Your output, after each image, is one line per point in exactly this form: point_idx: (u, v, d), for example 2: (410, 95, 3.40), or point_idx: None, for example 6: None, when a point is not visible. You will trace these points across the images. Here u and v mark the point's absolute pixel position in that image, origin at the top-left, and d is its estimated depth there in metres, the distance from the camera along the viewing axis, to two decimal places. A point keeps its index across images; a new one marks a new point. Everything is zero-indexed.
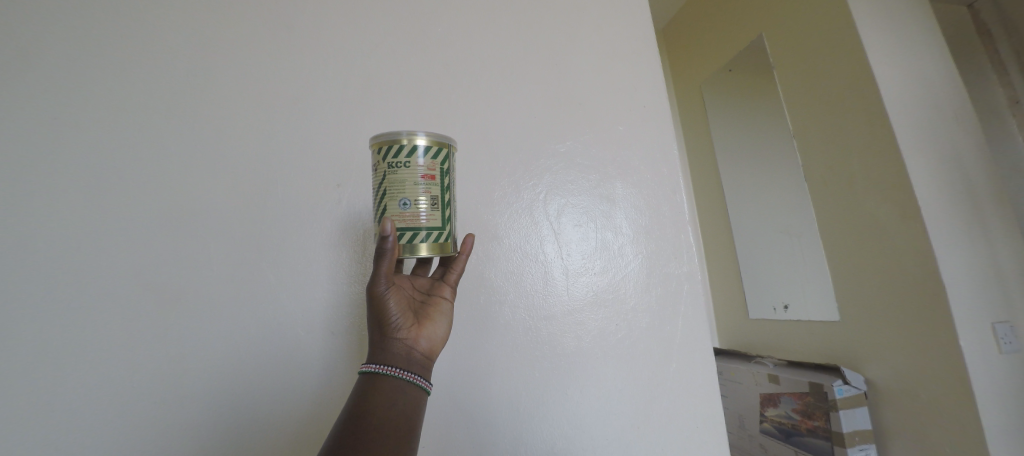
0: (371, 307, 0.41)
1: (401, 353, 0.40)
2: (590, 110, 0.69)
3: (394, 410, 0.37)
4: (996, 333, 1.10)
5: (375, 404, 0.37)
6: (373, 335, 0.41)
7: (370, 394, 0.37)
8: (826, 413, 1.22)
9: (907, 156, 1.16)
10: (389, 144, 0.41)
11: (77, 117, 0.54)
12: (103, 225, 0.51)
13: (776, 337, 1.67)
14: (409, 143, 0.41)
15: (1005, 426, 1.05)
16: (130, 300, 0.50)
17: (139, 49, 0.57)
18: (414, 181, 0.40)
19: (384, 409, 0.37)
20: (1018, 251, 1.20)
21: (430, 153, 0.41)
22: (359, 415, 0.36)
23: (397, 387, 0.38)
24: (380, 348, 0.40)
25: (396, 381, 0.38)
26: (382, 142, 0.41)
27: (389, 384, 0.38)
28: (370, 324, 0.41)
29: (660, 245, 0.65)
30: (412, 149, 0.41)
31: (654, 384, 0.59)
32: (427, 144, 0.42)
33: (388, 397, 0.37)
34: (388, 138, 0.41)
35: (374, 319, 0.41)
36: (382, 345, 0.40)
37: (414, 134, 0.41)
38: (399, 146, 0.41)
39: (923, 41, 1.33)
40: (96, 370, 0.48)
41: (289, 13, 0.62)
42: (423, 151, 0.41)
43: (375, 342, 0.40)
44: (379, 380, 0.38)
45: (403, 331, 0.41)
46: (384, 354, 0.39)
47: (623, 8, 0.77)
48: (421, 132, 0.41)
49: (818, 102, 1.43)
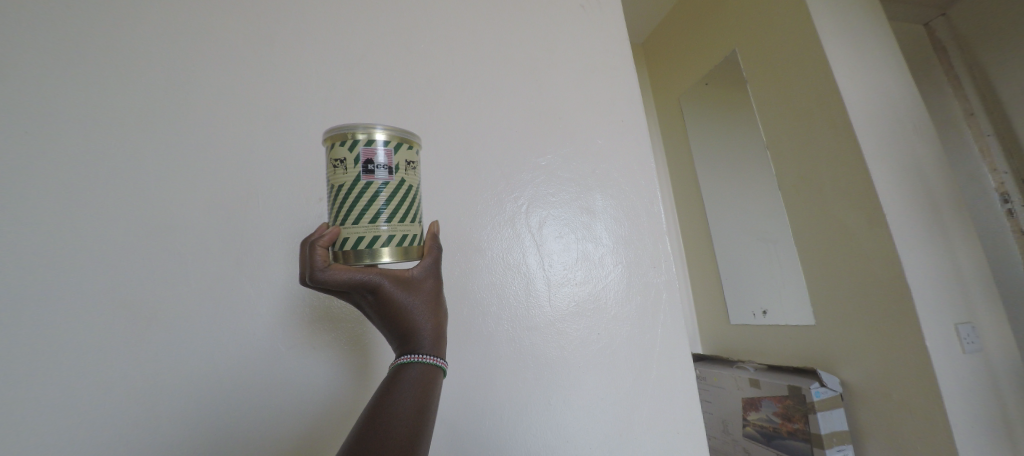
0: (423, 302, 0.39)
1: (434, 340, 0.39)
2: (570, 124, 0.71)
3: (422, 397, 0.35)
4: (960, 334, 1.16)
5: (403, 396, 0.35)
6: (411, 324, 0.38)
7: (404, 386, 0.36)
8: (806, 415, 1.25)
9: (871, 164, 1.22)
10: (346, 140, 0.39)
11: (48, 130, 0.53)
12: (74, 239, 0.50)
13: (756, 342, 1.71)
14: (366, 137, 0.39)
15: (970, 423, 1.10)
16: (102, 316, 0.49)
17: (116, 61, 0.57)
18: (416, 185, 0.42)
19: (413, 398, 0.35)
20: (976, 255, 1.27)
21: (393, 148, 0.40)
22: (386, 407, 0.34)
23: (423, 374, 0.37)
24: (415, 336, 0.38)
25: (420, 366, 0.37)
26: (340, 136, 0.39)
27: (418, 372, 0.36)
28: (418, 319, 0.38)
29: (639, 254, 0.67)
30: (373, 144, 0.39)
31: (635, 390, 0.61)
32: (387, 138, 0.40)
33: (415, 386, 0.36)
34: (343, 132, 0.39)
35: (422, 307, 0.39)
36: (416, 333, 0.38)
37: (373, 127, 0.39)
38: (361, 141, 0.39)
39: (883, 57, 1.41)
40: (67, 390, 0.46)
41: (272, 28, 0.63)
42: (384, 147, 0.39)
43: (429, 331, 0.38)
44: (424, 370, 0.37)
45: (438, 319, 0.40)
46: (423, 341, 0.38)
47: (603, 24, 0.80)
48: (379, 126, 0.40)
49: (789, 114, 1.49)
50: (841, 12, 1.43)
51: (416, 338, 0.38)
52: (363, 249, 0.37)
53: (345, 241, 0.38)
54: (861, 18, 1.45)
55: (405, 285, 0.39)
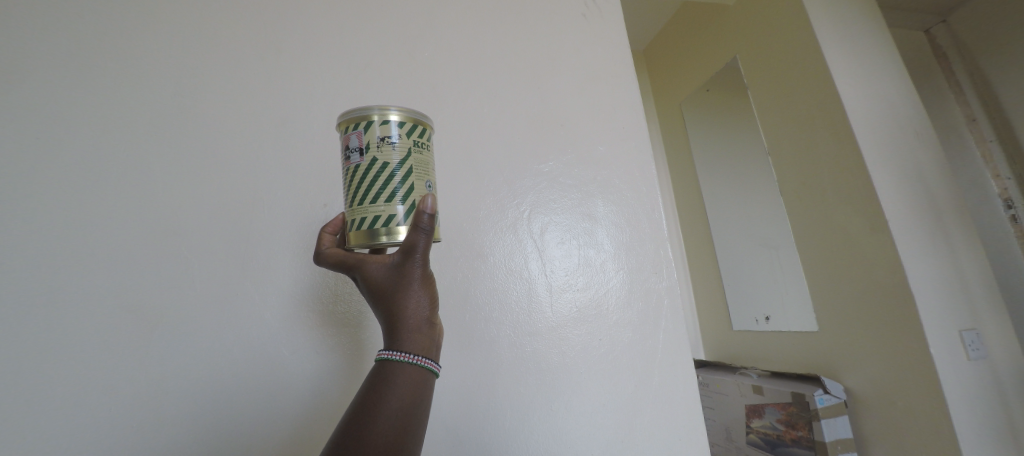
0: (400, 288, 0.38)
1: (424, 337, 0.37)
2: (572, 131, 0.72)
3: (413, 400, 0.34)
4: (964, 341, 1.15)
5: (389, 398, 0.34)
6: (397, 317, 0.37)
7: (389, 387, 0.34)
8: (809, 422, 1.24)
9: (873, 170, 1.22)
10: (359, 121, 0.40)
11: (58, 136, 0.53)
12: (81, 245, 0.51)
13: (759, 348, 1.70)
14: (381, 118, 0.40)
15: (976, 431, 1.09)
16: (109, 322, 0.49)
17: (126, 69, 0.58)
18: (424, 164, 0.41)
19: (403, 401, 0.34)
20: (980, 261, 1.27)
21: (407, 130, 0.40)
22: (373, 407, 0.33)
23: (413, 376, 0.35)
24: (403, 332, 0.37)
25: (408, 367, 0.35)
26: (352, 119, 0.40)
27: (406, 373, 0.35)
28: (393, 305, 0.37)
29: (641, 260, 0.68)
30: (386, 125, 0.40)
31: (637, 396, 0.61)
32: (401, 120, 0.40)
33: (406, 388, 0.35)
34: (357, 114, 0.40)
35: (407, 298, 0.37)
36: (404, 327, 0.37)
37: (387, 109, 0.40)
38: (373, 122, 0.39)
39: (883, 63, 1.42)
40: (70, 395, 0.46)
41: (281, 37, 0.64)
42: (397, 127, 0.40)
43: (409, 323, 0.37)
44: (409, 369, 0.35)
45: (428, 313, 0.38)
46: (410, 338, 0.36)
47: (604, 32, 0.81)
48: (394, 108, 0.40)
49: (790, 120, 1.50)
50: (841, 19, 1.44)
51: (397, 330, 0.37)
52: (377, 228, 0.38)
53: (358, 221, 0.39)
54: (861, 24, 1.46)
55: (385, 271, 0.38)
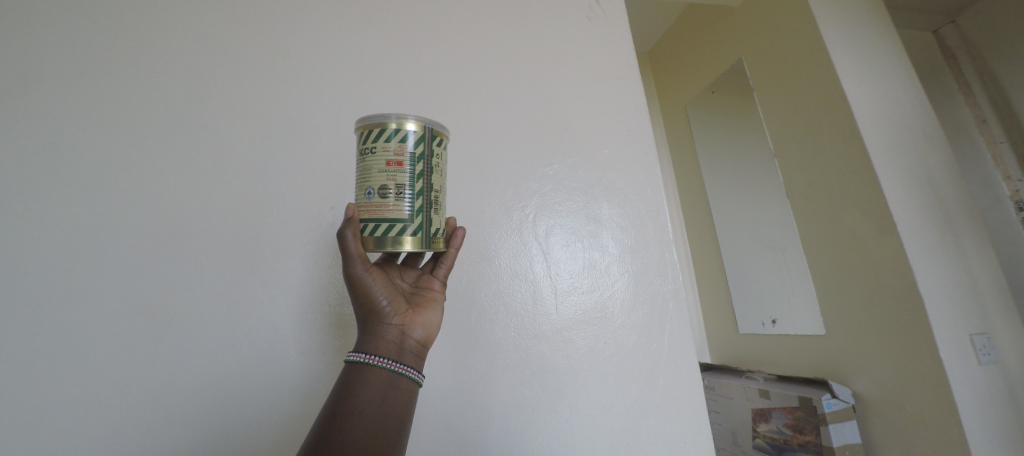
0: (356, 293, 0.40)
1: (393, 341, 0.39)
2: (577, 134, 0.72)
3: (383, 402, 0.36)
4: (975, 345, 1.14)
5: (359, 400, 0.35)
6: (365, 322, 0.40)
7: (359, 388, 0.36)
8: (817, 427, 1.23)
9: (880, 171, 1.22)
10: (374, 127, 0.41)
11: (77, 142, 0.55)
12: (96, 246, 0.52)
13: (766, 351, 1.69)
14: (397, 126, 0.41)
15: (987, 436, 1.07)
16: (123, 322, 0.50)
17: (142, 75, 0.60)
18: (396, 170, 0.40)
19: (372, 403, 0.36)
20: (991, 265, 1.25)
21: (417, 139, 0.41)
22: (344, 409, 0.35)
23: (383, 379, 0.37)
24: (371, 336, 0.39)
25: (378, 370, 0.37)
26: (366, 125, 0.42)
27: (377, 376, 0.37)
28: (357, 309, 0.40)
29: (647, 263, 0.67)
30: (400, 133, 0.41)
31: (643, 399, 0.61)
32: (416, 130, 0.42)
33: (376, 390, 0.36)
34: (374, 121, 0.41)
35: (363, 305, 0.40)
36: (372, 332, 0.39)
37: (404, 117, 0.41)
38: (389, 130, 0.41)
39: (891, 64, 1.41)
40: (86, 392, 0.48)
41: (290, 41, 0.65)
42: (410, 136, 0.41)
43: (365, 327, 0.39)
44: (373, 373, 0.37)
45: (397, 317, 0.40)
46: (374, 343, 0.38)
47: (610, 35, 0.81)
48: (411, 117, 0.41)
49: (796, 122, 1.49)
50: (849, 20, 1.43)
51: (363, 336, 0.39)
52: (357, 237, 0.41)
53: None
54: (870, 25, 1.45)
55: None
